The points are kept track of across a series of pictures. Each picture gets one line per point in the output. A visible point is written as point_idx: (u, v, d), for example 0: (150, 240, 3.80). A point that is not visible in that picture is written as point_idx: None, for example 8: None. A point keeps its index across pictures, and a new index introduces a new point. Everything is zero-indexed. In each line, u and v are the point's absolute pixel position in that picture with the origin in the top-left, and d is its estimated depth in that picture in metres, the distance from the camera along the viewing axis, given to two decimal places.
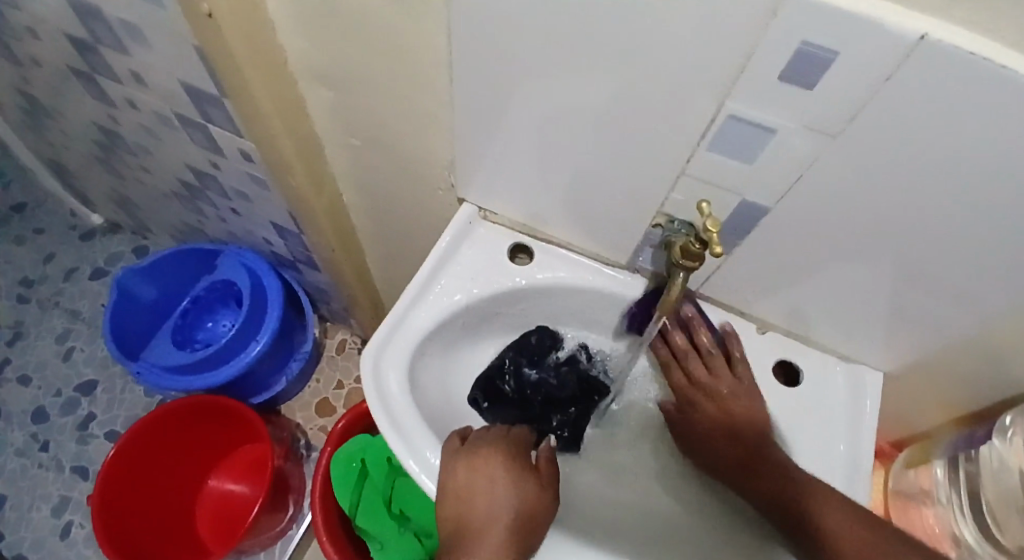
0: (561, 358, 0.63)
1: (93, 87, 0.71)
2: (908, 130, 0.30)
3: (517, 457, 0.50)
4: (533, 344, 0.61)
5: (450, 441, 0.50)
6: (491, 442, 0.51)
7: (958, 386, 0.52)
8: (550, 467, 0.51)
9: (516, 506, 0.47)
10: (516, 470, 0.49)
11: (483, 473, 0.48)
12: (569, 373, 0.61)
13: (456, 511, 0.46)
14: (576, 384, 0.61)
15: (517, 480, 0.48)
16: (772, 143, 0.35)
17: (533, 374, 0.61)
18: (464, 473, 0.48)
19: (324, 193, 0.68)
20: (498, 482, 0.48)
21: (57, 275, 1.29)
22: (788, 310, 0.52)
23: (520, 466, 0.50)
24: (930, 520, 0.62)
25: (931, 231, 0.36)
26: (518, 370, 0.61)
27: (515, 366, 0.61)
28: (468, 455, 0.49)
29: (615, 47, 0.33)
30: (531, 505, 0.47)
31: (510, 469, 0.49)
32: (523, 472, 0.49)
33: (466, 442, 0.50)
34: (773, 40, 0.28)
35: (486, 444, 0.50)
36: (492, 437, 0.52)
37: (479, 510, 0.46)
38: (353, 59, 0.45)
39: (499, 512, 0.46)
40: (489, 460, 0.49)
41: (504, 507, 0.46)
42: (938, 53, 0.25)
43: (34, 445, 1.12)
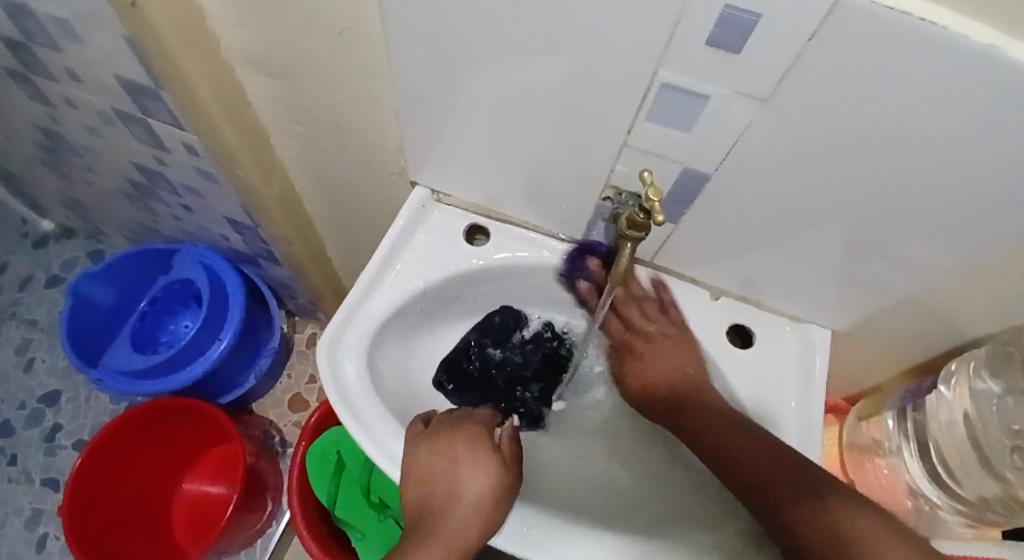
0: (527, 337, 0.63)
1: (26, 85, 0.67)
2: (835, 89, 0.30)
3: (480, 436, 0.50)
4: (496, 324, 0.61)
5: (414, 427, 0.50)
6: (454, 423, 0.51)
7: (903, 339, 0.54)
8: (513, 445, 0.51)
9: (478, 483, 0.48)
10: (479, 451, 0.49)
11: (445, 456, 0.48)
12: (534, 351, 0.62)
13: (419, 493, 0.48)
14: (541, 362, 0.62)
15: (480, 460, 0.49)
16: (708, 110, 0.35)
17: (498, 354, 0.61)
18: (426, 459, 0.48)
19: (275, 183, 0.66)
20: (460, 464, 0.48)
21: (12, 285, 1.24)
22: (739, 276, 0.53)
23: (483, 446, 0.50)
24: (884, 471, 0.63)
25: (863, 189, 0.37)
26: (483, 350, 0.61)
27: (480, 347, 0.61)
28: (429, 441, 0.49)
29: (548, 20, 0.33)
30: (493, 481, 0.48)
31: (473, 450, 0.49)
32: (487, 452, 0.50)
33: (428, 425, 0.50)
34: (698, 6, 0.28)
35: (449, 426, 0.50)
36: (456, 416, 0.52)
37: (441, 492, 0.48)
38: (290, 44, 0.44)
39: (462, 494, 0.47)
40: (450, 443, 0.49)
41: (466, 489, 0.47)
42: (856, 12, 0.25)
43: (2, 460, 1.09)
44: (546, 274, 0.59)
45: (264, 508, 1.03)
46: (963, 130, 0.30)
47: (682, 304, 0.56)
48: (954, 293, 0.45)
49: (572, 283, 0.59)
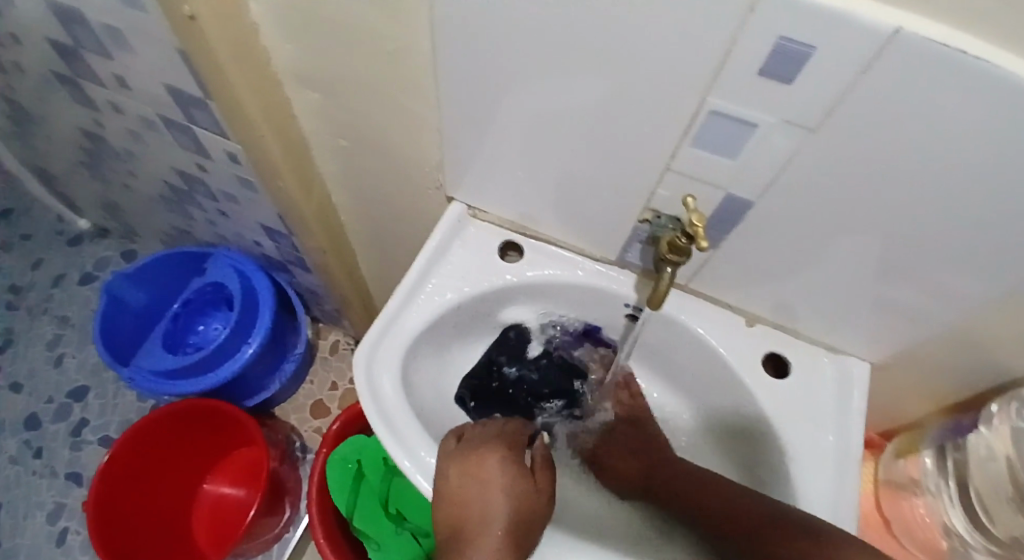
0: (538, 352, 0.63)
1: (76, 90, 0.70)
2: (885, 122, 0.30)
3: (512, 461, 0.51)
4: (512, 340, 0.61)
5: (446, 440, 0.50)
6: (485, 442, 0.51)
7: (941, 376, 0.52)
8: (545, 472, 0.53)
9: (511, 508, 0.48)
10: (512, 474, 0.50)
11: (476, 478, 0.48)
12: (549, 365, 0.62)
13: (451, 515, 0.48)
14: (557, 375, 0.61)
15: (512, 485, 0.49)
16: (755, 137, 0.35)
17: (513, 371, 0.61)
18: (457, 479, 0.48)
19: (313, 195, 0.68)
20: (491, 487, 0.49)
21: (46, 282, 1.28)
22: (775, 302, 0.52)
23: (515, 470, 0.50)
24: (921, 510, 0.63)
25: (911, 224, 0.37)
26: (500, 368, 0.61)
27: (497, 365, 0.61)
28: (461, 459, 0.49)
29: (597, 44, 0.33)
30: (526, 505, 0.48)
31: (505, 473, 0.50)
32: (520, 476, 0.50)
33: (459, 442, 0.50)
34: (752, 36, 0.28)
35: (481, 446, 0.51)
36: (487, 435, 0.52)
37: (473, 514, 0.48)
38: (337, 61, 0.45)
39: (492, 517, 0.47)
40: (482, 464, 0.49)
41: (496, 513, 0.47)
42: (912, 46, 0.25)
43: (28, 452, 1.12)
44: (578, 293, 0.59)
45: (282, 513, 1.03)
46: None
47: (716, 329, 0.56)
48: (1000, 332, 0.43)
49: (604, 303, 0.59)
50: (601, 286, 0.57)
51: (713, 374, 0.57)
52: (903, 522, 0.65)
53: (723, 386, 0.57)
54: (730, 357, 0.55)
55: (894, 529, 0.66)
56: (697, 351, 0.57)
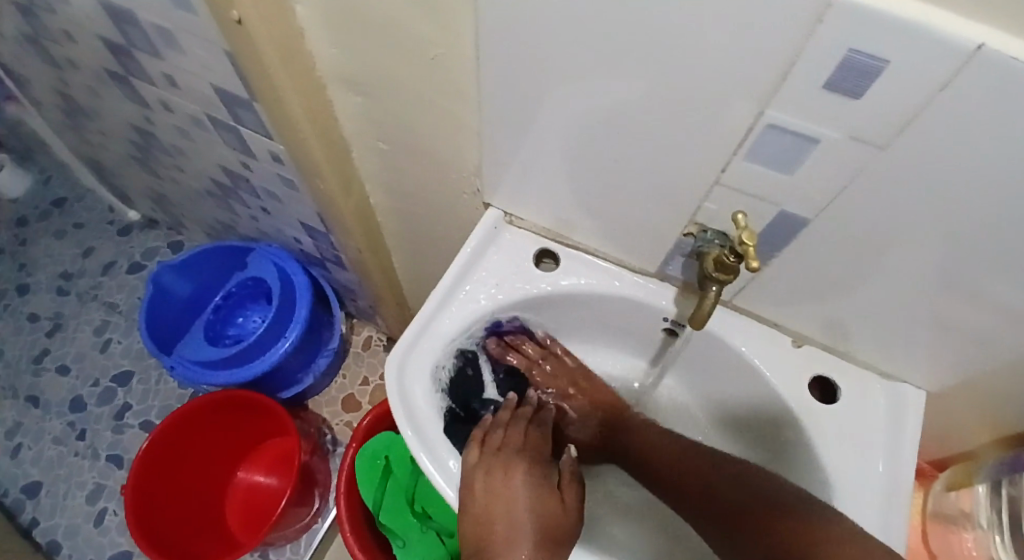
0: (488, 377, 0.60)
1: (128, 88, 0.72)
2: (965, 142, 0.28)
3: (534, 477, 0.50)
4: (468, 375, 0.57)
5: (472, 450, 0.50)
6: (511, 456, 0.51)
7: (1006, 410, 0.49)
8: (572, 484, 0.52)
9: (536, 524, 0.47)
10: (537, 492, 0.49)
11: (502, 494, 0.47)
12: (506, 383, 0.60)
13: (477, 531, 0.46)
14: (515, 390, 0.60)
15: (537, 503, 0.48)
16: (815, 153, 0.33)
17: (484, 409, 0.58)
18: (483, 495, 0.47)
19: (352, 195, 0.68)
20: (517, 503, 0.47)
21: (96, 269, 1.34)
22: (825, 321, 0.49)
23: (541, 487, 0.50)
24: (968, 543, 0.59)
25: (984, 250, 0.34)
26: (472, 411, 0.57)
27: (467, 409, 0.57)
28: (487, 472, 0.48)
29: (647, 51, 0.32)
30: (550, 521, 0.48)
31: (530, 490, 0.49)
32: (546, 494, 0.49)
33: (483, 456, 0.50)
34: (818, 47, 0.26)
35: (506, 460, 0.50)
36: (512, 448, 0.52)
37: (498, 532, 0.46)
38: (380, 65, 0.45)
39: (520, 535, 0.45)
40: (507, 479, 0.48)
41: (523, 531, 0.46)
42: (998, 64, 0.23)
43: (72, 433, 1.17)
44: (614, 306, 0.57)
45: (312, 504, 1.05)
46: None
47: (760, 348, 0.53)
48: None
49: (641, 315, 0.57)
50: (638, 298, 0.56)
51: (753, 393, 0.55)
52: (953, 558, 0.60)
53: (764, 406, 0.54)
54: (773, 378, 0.52)
55: None
56: (738, 369, 0.55)
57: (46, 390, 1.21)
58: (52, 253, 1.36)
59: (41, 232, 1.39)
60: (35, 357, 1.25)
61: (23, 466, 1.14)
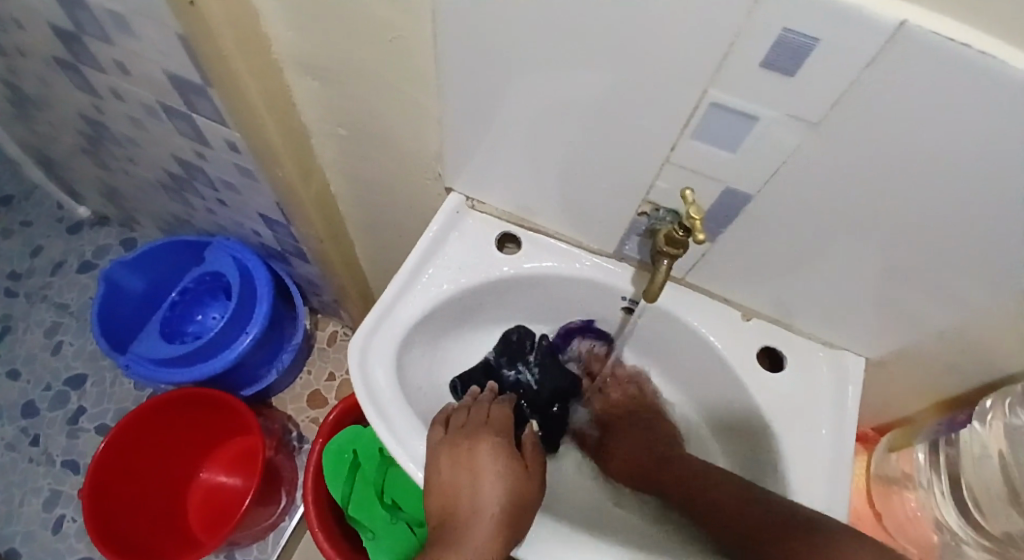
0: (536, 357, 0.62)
1: (77, 76, 0.70)
2: (892, 116, 0.30)
3: (498, 445, 0.51)
4: (513, 342, 0.61)
5: (437, 427, 0.51)
6: (476, 429, 0.52)
7: (938, 374, 0.53)
8: (535, 458, 0.53)
9: (502, 497, 0.48)
10: (503, 459, 0.50)
11: (467, 466, 0.49)
12: (546, 372, 0.61)
13: (443, 503, 0.48)
14: (551, 386, 0.61)
15: (501, 470, 0.50)
16: (756, 131, 0.35)
17: (512, 375, 0.61)
18: (449, 468, 0.48)
19: (312, 183, 0.68)
20: (483, 474, 0.49)
21: (45, 269, 1.28)
22: (773, 296, 0.52)
23: (506, 454, 0.51)
24: (911, 504, 0.62)
25: (910, 219, 0.37)
26: (499, 371, 0.61)
27: (495, 368, 0.61)
28: (451, 449, 0.49)
29: (597, 33, 0.33)
30: (517, 494, 0.48)
31: (496, 458, 0.50)
32: (511, 459, 0.51)
33: (449, 431, 0.51)
34: (756, 28, 0.28)
35: (471, 433, 0.51)
36: (476, 421, 0.53)
37: (464, 504, 0.48)
38: (340, 48, 0.45)
39: (485, 505, 0.47)
40: (473, 451, 0.50)
41: (488, 501, 0.47)
42: (918, 39, 0.25)
43: (24, 439, 1.12)
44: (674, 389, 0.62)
45: (278, 502, 1.03)
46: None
47: (712, 323, 0.56)
48: (992, 331, 0.44)
49: (602, 296, 0.59)
50: (598, 279, 0.57)
51: (708, 369, 0.58)
52: (893, 516, 0.64)
53: (718, 379, 0.57)
54: (725, 353, 0.55)
55: (884, 521, 0.66)
56: (693, 345, 0.57)
57: None
58: None
59: None
60: None
61: None
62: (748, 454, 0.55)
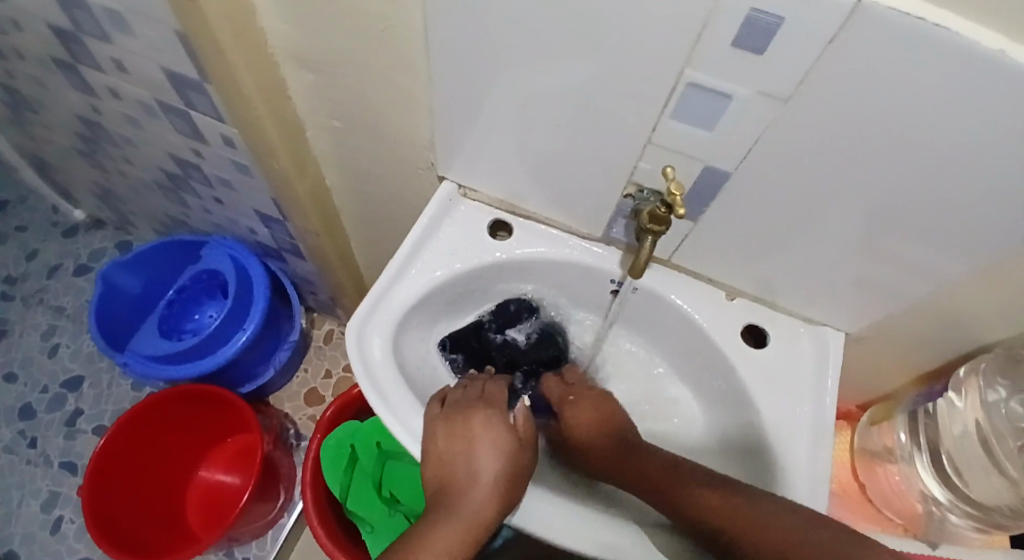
0: (531, 328, 0.64)
1: (73, 75, 0.71)
2: (856, 92, 0.32)
3: (493, 417, 0.52)
4: (511, 310, 0.63)
5: (433, 403, 0.53)
6: (471, 404, 0.53)
7: (916, 346, 0.55)
8: (528, 426, 0.53)
9: (497, 469, 0.49)
10: (497, 431, 0.52)
11: (462, 439, 0.51)
12: (537, 341, 0.63)
13: (439, 473, 0.50)
14: (541, 352, 0.63)
15: (495, 442, 0.51)
16: (731, 109, 0.37)
17: (499, 337, 0.63)
18: (445, 440, 0.50)
19: (307, 176, 0.69)
20: (477, 445, 0.50)
21: (40, 273, 1.28)
22: (755, 275, 0.54)
23: (500, 425, 0.52)
24: (896, 477, 0.64)
25: (879, 192, 0.39)
26: (488, 331, 0.63)
27: (487, 328, 0.63)
28: (446, 424, 0.51)
29: (578, 20, 0.35)
30: (511, 466, 0.50)
31: (491, 430, 0.51)
32: (504, 430, 0.52)
33: (446, 406, 0.52)
34: (725, 9, 0.30)
35: (467, 407, 0.52)
36: (471, 396, 0.54)
37: (460, 473, 0.50)
38: (333, 40, 0.46)
39: (480, 474, 0.49)
40: (467, 424, 0.51)
41: (484, 471, 0.49)
42: (874, 16, 0.27)
43: (22, 441, 1.12)
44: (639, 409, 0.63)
45: (277, 497, 1.04)
46: (985, 141, 0.32)
47: (698, 302, 0.58)
48: (963, 299, 0.46)
49: (591, 279, 0.61)
50: (588, 263, 0.59)
51: (694, 347, 0.59)
52: (879, 488, 0.66)
53: (705, 358, 0.59)
54: (711, 331, 0.57)
55: (869, 494, 0.68)
56: (679, 324, 0.59)
57: None
58: None
59: None
60: None
61: None
62: (733, 429, 0.57)
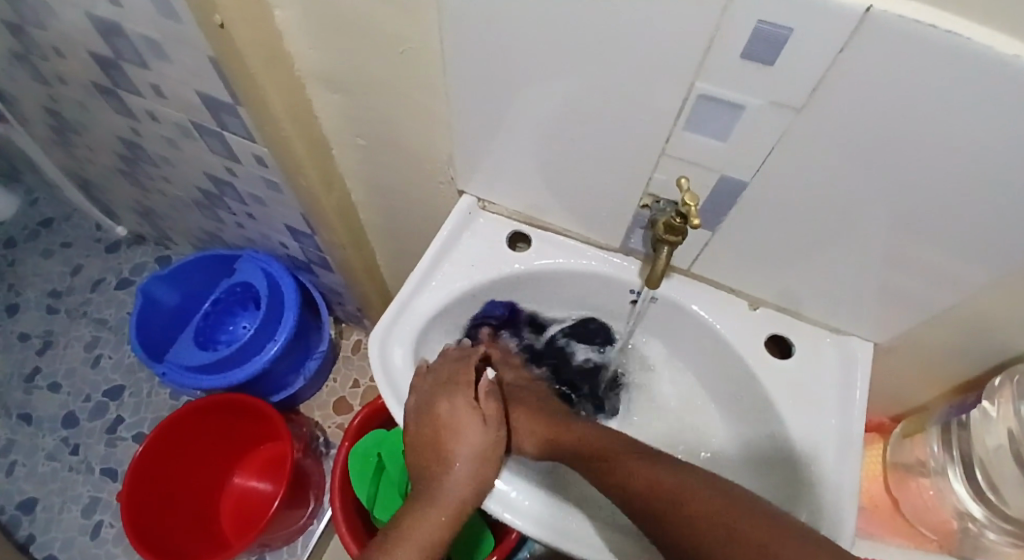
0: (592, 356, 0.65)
1: (114, 100, 0.75)
2: (870, 101, 0.32)
3: (456, 400, 0.52)
4: (586, 327, 0.64)
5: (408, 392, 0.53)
6: (437, 391, 0.52)
7: (947, 356, 0.53)
8: (494, 406, 0.52)
9: (468, 454, 0.50)
10: (460, 415, 0.51)
11: (431, 425, 0.51)
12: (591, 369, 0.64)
13: (419, 461, 0.52)
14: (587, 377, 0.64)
15: (460, 426, 0.51)
16: (744, 119, 0.37)
17: (563, 343, 0.65)
18: (416, 430, 0.52)
19: (334, 192, 0.71)
20: (446, 430, 0.51)
21: (84, 286, 1.35)
22: (777, 284, 0.53)
23: (463, 409, 0.51)
24: (929, 491, 0.62)
25: (902, 202, 0.38)
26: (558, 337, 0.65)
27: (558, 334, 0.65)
28: (419, 415, 0.52)
29: (587, 35, 0.36)
30: (484, 449, 0.50)
31: (456, 414, 0.51)
32: (467, 413, 0.51)
33: (417, 396, 0.52)
34: (733, 20, 0.30)
35: (432, 395, 0.52)
36: (437, 381, 0.53)
37: (433, 457, 0.51)
38: (356, 61, 0.48)
39: (450, 459, 0.50)
40: (434, 411, 0.51)
41: (454, 455, 0.50)
42: (884, 24, 0.27)
43: (65, 448, 1.18)
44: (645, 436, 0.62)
45: (306, 505, 1.07)
46: (1011, 148, 0.31)
47: (718, 312, 0.57)
48: (998, 308, 0.44)
49: (611, 290, 0.61)
50: (607, 274, 0.59)
51: (716, 356, 0.59)
52: (911, 502, 0.64)
53: (727, 368, 0.58)
54: (734, 342, 0.56)
55: (902, 509, 0.66)
56: (700, 334, 0.59)
57: (38, 406, 1.22)
58: (39, 272, 1.37)
59: (28, 251, 1.40)
60: (26, 375, 1.26)
61: (17, 483, 1.15)
62: (758, 442, 0.56)
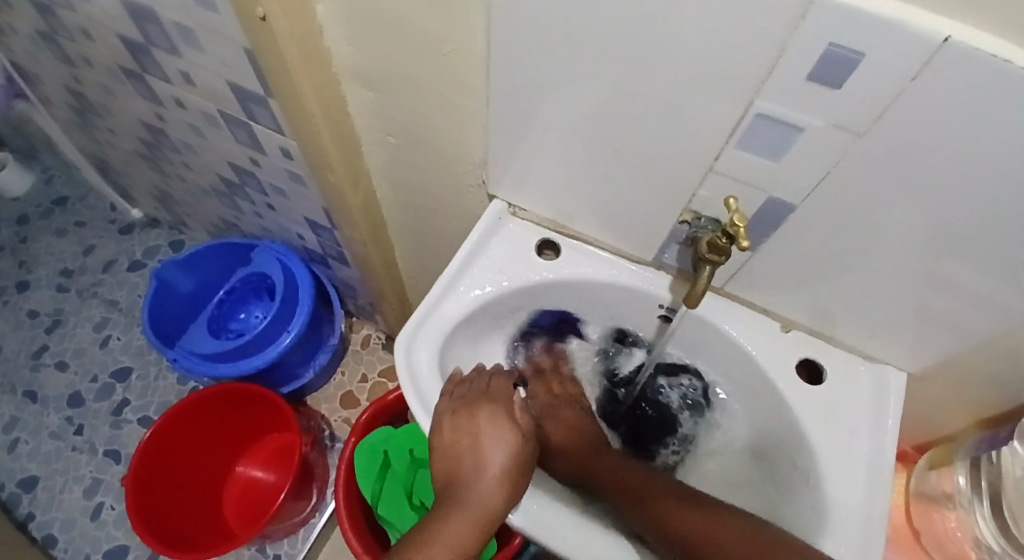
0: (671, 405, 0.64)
1: (140, 83, 0.74)
2: (936, 131, 0.31)
3: (498, 410, 0.54)
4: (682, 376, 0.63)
5: (440, 394, 0.53)
6: (475, 398, 0.54)
7: (983, 391, 0.52)
8: (528, 419, 0.56)
9: (504, 463, 0.51)
10: (499, 425, 0.54)
11: (467, 431, 0.52)
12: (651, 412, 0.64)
13: (447, 466, 0.52)
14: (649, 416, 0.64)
15: (498, 436, 0.53)
16: (800, 141, 0.36)
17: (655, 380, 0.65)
18: (450, 433, 0.52)
19: (360, 188, 0.71)
20: (482, 438, 0.52)
21: (96, 266, 1.35)
22: (811, 306, 0.52)
23: (502, 421, 0.54)
24: (952, 523, 0.64)
25: (957, 235, 0.37)
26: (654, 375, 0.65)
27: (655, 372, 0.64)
28: (455, 417, 0.52)
29: (643, 45, 0.34)
30: (517, 460, 0.52)
31: (495, 424, 0.53)
32: (506, 425, 0.54)
33: (453, 399, 0.53)
34: (802, 41, 0.29)
35: (471, 400, 0.54)
36: (477, 391, 0.55)
37: (467, 466, 0.52)
38: (395, 59, 0.47)
39: (486, 467, 0.51)
40: (472, 418, 0.53)
41: (490, 463, 0.51)
42: (962, 55, 0.26)
43: (70, 429, 1.17)
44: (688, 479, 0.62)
45: (309, 498, 1.06)
46: None
47: (748, 332, 0.56)
48: None
49: (639, 302, 0.60)
50: (635, 286, 0.58)
51: (747, 377, 0.58)
52: (934, 535, 0.65)
53: (755, 386, 0.57)
54: (765, 363, 0.55)
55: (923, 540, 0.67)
56: (730, 354, 0.58)
57: (45, 385, 1.22)
58: (52, 250, 1.37)
59: (42, 229, 1.40)
60: (33, 353, 1.26)
61: (20, 461, 1.15)
62: (782, 465, 0.55)
